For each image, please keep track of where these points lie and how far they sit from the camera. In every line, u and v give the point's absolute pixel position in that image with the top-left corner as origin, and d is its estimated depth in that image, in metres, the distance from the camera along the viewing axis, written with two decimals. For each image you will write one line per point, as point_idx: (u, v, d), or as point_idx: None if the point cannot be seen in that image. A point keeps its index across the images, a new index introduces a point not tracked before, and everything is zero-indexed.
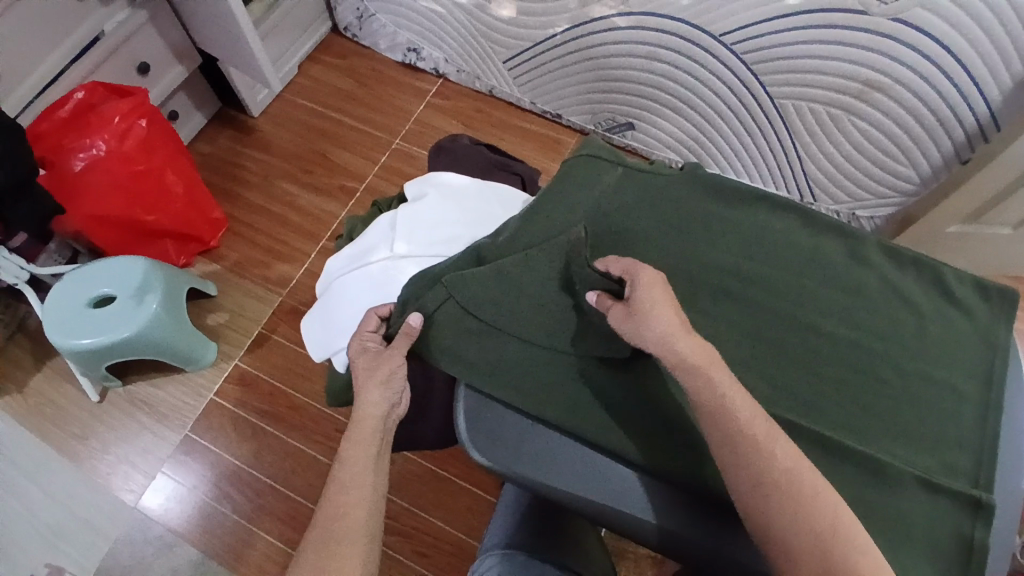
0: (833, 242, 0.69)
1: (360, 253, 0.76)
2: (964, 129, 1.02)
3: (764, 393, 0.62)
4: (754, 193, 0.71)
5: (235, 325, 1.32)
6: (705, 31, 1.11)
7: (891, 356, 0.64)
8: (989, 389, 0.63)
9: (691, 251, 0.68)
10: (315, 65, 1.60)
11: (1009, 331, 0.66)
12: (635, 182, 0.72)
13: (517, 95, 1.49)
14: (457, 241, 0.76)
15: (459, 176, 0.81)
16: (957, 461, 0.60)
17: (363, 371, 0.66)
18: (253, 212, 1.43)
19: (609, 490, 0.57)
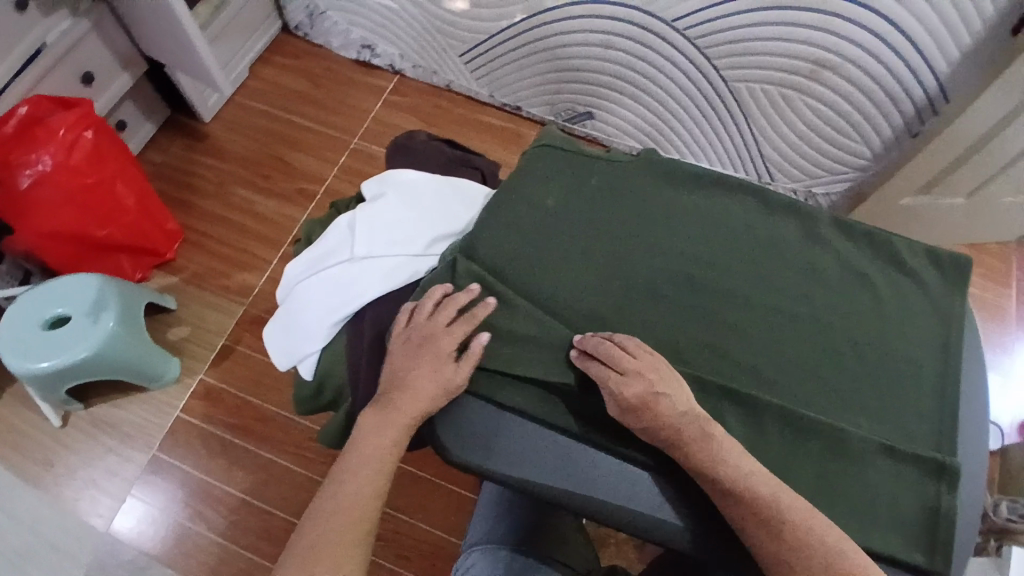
0: (791, 223, 0.70)
1: (320, 257, 0.75)
2: (914, 102, 1.06)
3: (734, 374, 0.63)
4: (713, 176, 0.72)
5: (198, 338, 1.29)
6: (660, 17, 1.12)
7: (852, 331, 0.66)
8: (946, 357, 0.66)
9: (655, 237, 0.69)
10: (267, 67, 1.56)
11: (963, 301, 0.68)
12: (597, 173, 0.72)
13: (476, 90, 1.48)
14: (421, 239, 0.75)
15: (418, 174, 0.80)
16: (919, 429, 0.63)
17: (415, 349, 0.63)
18: (209, 221, 1.39)
19: (582, 480, 0.59)
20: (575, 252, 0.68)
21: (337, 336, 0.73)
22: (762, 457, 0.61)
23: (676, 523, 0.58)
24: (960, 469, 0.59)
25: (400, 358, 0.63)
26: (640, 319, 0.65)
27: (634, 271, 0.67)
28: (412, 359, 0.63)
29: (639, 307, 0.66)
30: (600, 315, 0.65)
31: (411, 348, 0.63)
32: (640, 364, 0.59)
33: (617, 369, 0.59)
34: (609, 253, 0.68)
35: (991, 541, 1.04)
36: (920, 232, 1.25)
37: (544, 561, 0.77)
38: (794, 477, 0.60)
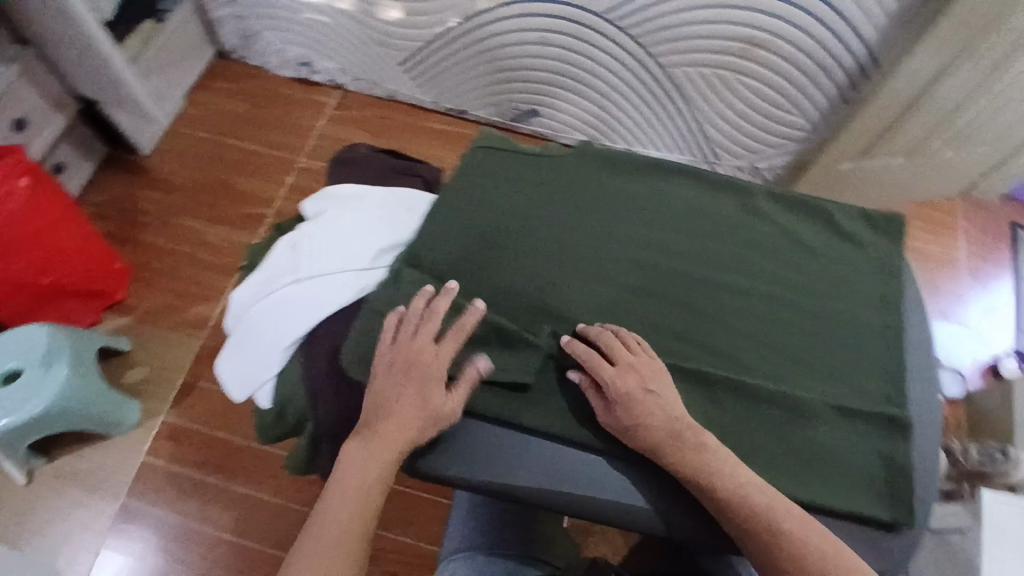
0: (729, 200, 0.72)
1: (265, 281, 0.75)
2: (845, 71, 1.09)
3: (686, 350, 0.64)
4: (650, 161, 0.73)
5: (159, 377, 1.26)
6: (592, 11, 1.14)
7: (802, 298, 0.67)
8: (889, 312, 0.67)
9: (598, 227, 0.69)
10: (203, 94, 1.53)
11: (900, 257, 0.70)
12: (536, 168, 0.73)
13: (418, 96, 1.47)
14: (365, 253, 0.76)
15: (355, 187, 0.81)
16: (871, 384, 0.64)
17: (399, 374, 0.60)
18: (158, 257, 1.36)
19: (549, 473, 0.60)
20: (519, 250, 0.68)
21: (290, 359, 0.74)
22: (722, 428, 0.62)
23: (643, 506, 0.59)
24: (911, 422, 0.62)
25: (384, 383, 0.60)
26: (592, 309, 0.66)
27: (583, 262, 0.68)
28: (399, 384, 0.60)
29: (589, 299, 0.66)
30: (551, 309, 0.66)
31: (396, 373, 0.60)
32: (636, 359, 0.61)
33: (612, 360, 0.60)
34: (558, 248, 0.68)
35: (964, 485, 1.07)
36: (863, 196, 1.28)
37: (529, 563, 0.77)
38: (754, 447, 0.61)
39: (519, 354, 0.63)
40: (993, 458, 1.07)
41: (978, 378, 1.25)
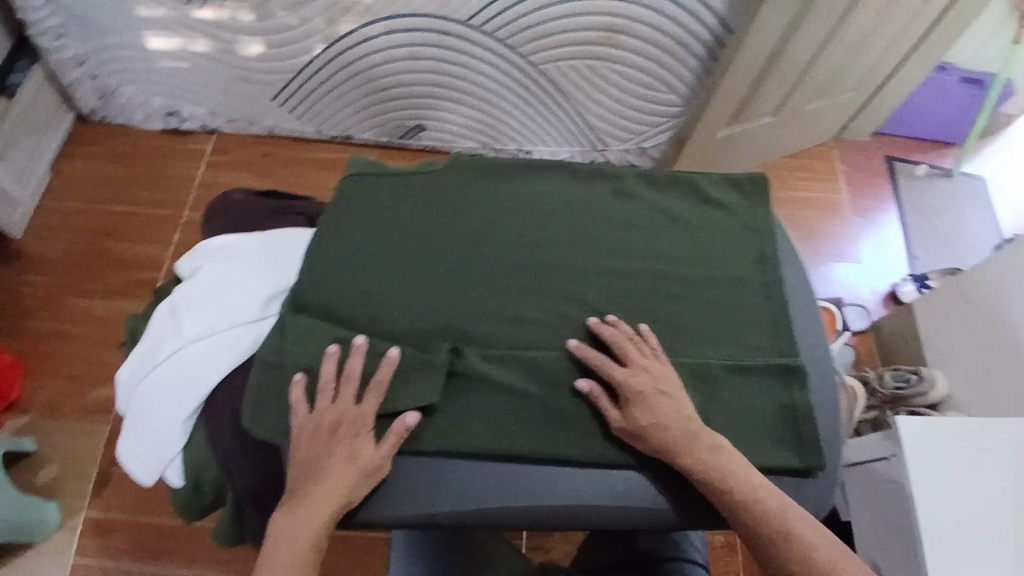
0: (602, 186, 0.73)
1: (150, 354, 0.71)
2: (702, 45, 1.15)
3: (580, 339, 0.65)
4: (521, 162, 0.73)
5: (72, 471, 1.16)
6: (455, 20, 1.15)
7: (688, 271, 0.69)
8: (765, 268, 0.69)
9: (478, 234, 0.69)
10: (69, 162, 1.43)
11: (768, 214, 0.72)
12: (408, 189, 0.71)
13: (300, 128, 1.42)
14: (247, 302, 0.73)
15: (230, 237, 0.78)
16: (761, 340, 0.66)
17: (321, 436, 0.59)
18: (49, 344, 1.26)
19: (487, 492, 0.59)
20: (403, 273, 0.66)
21: (194, 430, 0.71)
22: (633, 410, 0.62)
23: (580, 505, 0.59)
24: (804, 367, 0.64)
25: (308, 447, 0.59)
26: (488, 321, 0.65)
27: (470, 274, 0.67)
28: (326, 448, 0.58)
29: (480, 311, 0.65)
30: (446, 328, 0.64)
31: (321, 438, 0.59)
32: (647, 361, 0.62)
33: (624, 361, 0.62)
34: (445, 265, 0.67)
35: (887, 412, 1.13)
36: (741, 155, 1.35)
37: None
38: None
39: (418, 377, 0.61)
40: (908, 382, 1.12)
41: (880, 307, 1.33)
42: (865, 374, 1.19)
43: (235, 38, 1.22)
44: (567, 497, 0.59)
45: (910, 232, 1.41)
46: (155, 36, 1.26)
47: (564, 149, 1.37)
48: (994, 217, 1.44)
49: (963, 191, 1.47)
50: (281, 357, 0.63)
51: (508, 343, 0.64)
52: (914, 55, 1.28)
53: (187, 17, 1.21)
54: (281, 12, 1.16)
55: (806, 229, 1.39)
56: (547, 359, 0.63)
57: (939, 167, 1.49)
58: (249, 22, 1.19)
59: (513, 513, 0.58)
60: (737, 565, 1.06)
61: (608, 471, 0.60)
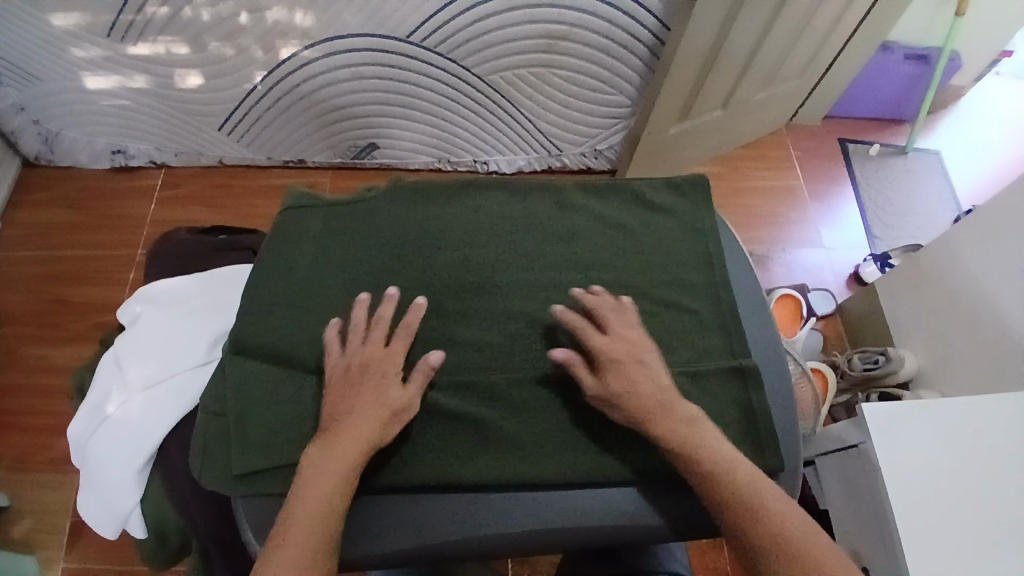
0: (542, 199, 0.72)
1: (96, 409, 0.68)
2: (643, 45, 1.17)
3: (533, 359, 0.63)
4: (458, 183, 0.72)
5: (45, 524, 1.10)
6: (394, 38, 1.13)
7: (634, 277, 0.68)
8: (711, 269, 0.69)
9: (420, 258, 0.67)
10: (19, 210, 1.38)
11: (710, 214, 0.72)
12: (347, 219, 0.70)
13: (251, 156, 1.39)
14: (193, 346, 0.70)
15: (171, 280, 0.75)
16: (713, 343, 0.65)
17: (353, 375, 0.58)
18: (11, 395, 1.20)
19: (455, 524, 0.56)
20: (349, 304, 0.64)
21: (149, 478, 0.68)
22: (595, 425, 0.60)
23: (554, 527, 0.56)
24: (757, 366, 0.64)
25: (339, 390, 0.58)
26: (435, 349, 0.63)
27: (413, 303, 0.65)
28: (352, 388, 0.58)
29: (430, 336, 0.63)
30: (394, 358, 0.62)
31: (354, 376, 0.59)
32: (628, 333, 0.62)
33: (604, 327, 0.62)
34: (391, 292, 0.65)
35: (869, 394, 1.13)
36: (694, 149, 1.36)
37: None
38: (616, 437, 0.60)
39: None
40: (877, 363, 1.12)
41: (845, 289, 1.34)
42: (835, 359, 1.19)
43: (171, 71, 1.20)
44: (539, 522, 0.56)
45: (868, 212, 1.42)
46: (91, 76, 1.23)
47: (519, 158, 1.38)
48: (950, 189, 1.45)
49: (918, 165, 1.48)
50: (224, 405, 0.59)
51: (458, 370, 0.62)
52: (853, 38, 1.30)
53: (121, 55, 1.18)
54: (215, 42, 1.15)
55: (764, 218, 1.40)
56: (505, 381, 0.61)
57: (891, 146, 1.51)
58: (185, 55, 1.17)
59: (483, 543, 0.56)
60: (723, 562, 1.06)
61: (572, 489, 0.58)
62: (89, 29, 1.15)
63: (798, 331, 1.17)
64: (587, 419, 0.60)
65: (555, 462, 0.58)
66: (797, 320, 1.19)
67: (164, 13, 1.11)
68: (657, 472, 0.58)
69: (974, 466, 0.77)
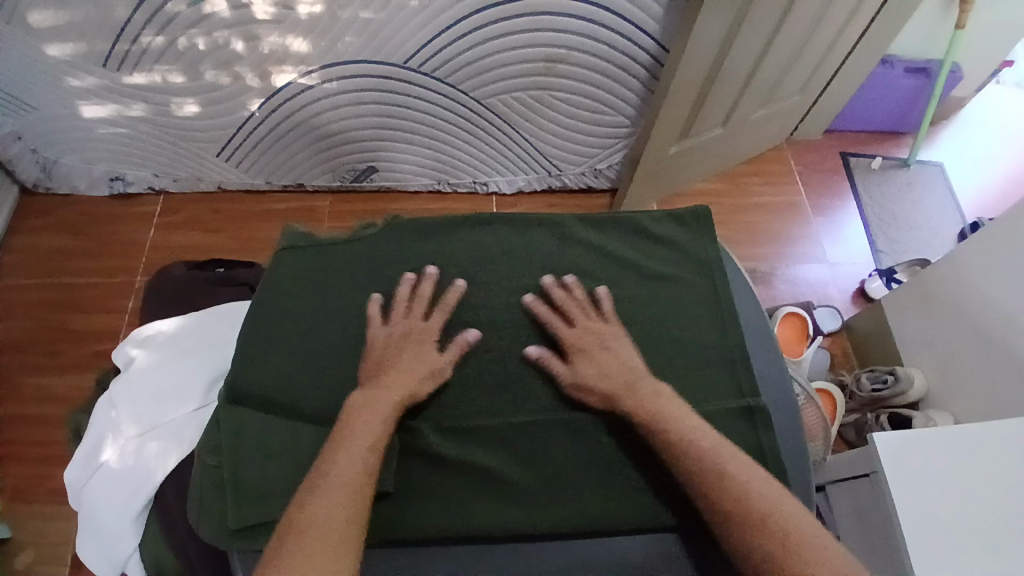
0: (543, 234, 0.71)
1: (92, 455, 0.67)
2: (643, 65, 1.16)
3: (536, 402, 0.61)
4: (457, 219, 0.71)
5: (46, 556, 1.08)
6: (392, 63, 1.13)
7: (638, 313, 0.67)
8: (719, 303, 0.68)
9: (419, 299, 0.66)
10: (17, 237, 1.38)
11: (715, 247, 0.71)
12: (346, 257, 0.69)
13: (249, 181, 1.38)
14: (190, 388, 0.69)
15: (167, 320, 0.74)
16: (719, 379, 0.64)
17: (396, 343, 0.61)
18: (11, 426, 1.19)
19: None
20: (347, 347, 0.63)
21: (147, 524, 0.66)
22: (602, 469, 0.59)
23: None
24: (766, 407, 0.62)
25: (382, 352, 0.60)
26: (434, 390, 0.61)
27: None
28: (397, 352, 0.60)
29: (452, 324, 0.65)
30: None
31: (395, 344, 0.61)
32: (592, 323, 0.63)
33: (567, 319, 0.64)
34: None
35: (876, 414, 1.12)
36: (695, 165, 1.35)
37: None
38: (618, 481, 0.58)
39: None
40: (886, 384, 1.11)
41: (850, 305, 1.32)
42: (842, 378, 1.18)
43: (168, 99, 1.20)
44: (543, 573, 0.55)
45: (871, 225, 1.40)
46: (88, 105, 1.23)
47: (519, 178, 1.37)
48: (953, 202, 1.44)
49: (922, 178, 1.47)
50: (220, 455, 0.58)
51: (459, 415, 0.60)
52: (853, 54, 1.29)
53: (118, 84, 1.18)
54: (210, 71, 1.14)
55: (767, 234, 1.39)
56: (508, 425, 0.60)
57: (893, 159, 1.49)
58: (181, 83, 1.17)
59: None
60: None
61: (578, 539, 0.57)
62: (86, 59, 1.14)
63: (804, 351, 1.16)
64: (593, 465, 0.59)
65: (558, 509, 0.57)
66: (804, 339, 1.17)
67: (160, 42, 1.11)
68: (672, 520, 0.57)
69: (987, 497, 0.75)
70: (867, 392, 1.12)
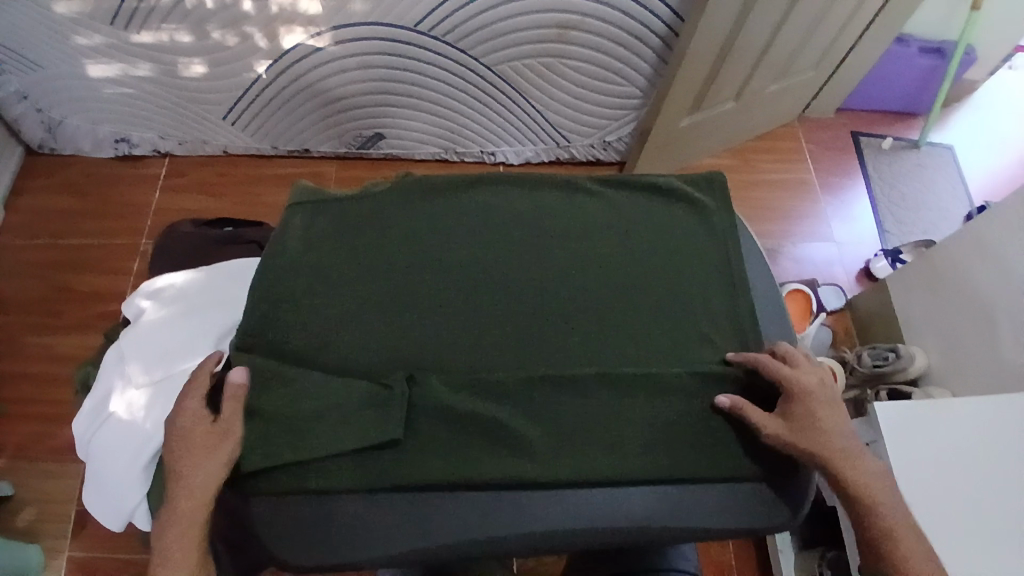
0: (556, 194, 0.70)
1: (99, 406, 0.67)
2: (656, 34, 1.15)
3: (545, 356, 0.61)
4: (469, 177, 0.71)
5: (51, 512, 1.09)
6: (402, 26, 1.12)
7: (650, 271, 0.66)
8: (730, 265, 0.67)
9: (431, 254, 0.65)
10: (21, 197, 1.37)
11: (729, 212, 0.71)
12: (357, 211, 0.68)
13: (255, 145, 1.37)
14: (200, 342, 0.69)
15: (177, 275, 0.74)
16: (724, 341, 0.63)
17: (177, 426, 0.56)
18: (17, 384, 1.19)
19: (474, 521, 0.53)
20: (357, 300, 0.63)
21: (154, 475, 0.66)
22: (613, 425, 0.57)
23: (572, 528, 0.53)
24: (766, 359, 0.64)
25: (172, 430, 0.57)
26: (444, 344, 0.61)
27: (425, 296, 0.63)
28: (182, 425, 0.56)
29: (467, 280, 0.64)
30: (402, 354, 0.60)
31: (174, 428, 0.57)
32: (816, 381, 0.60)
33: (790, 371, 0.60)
34: (402, 288, 0.63)
35: (871, 389, 1.12)
36: (704, 141, 1.35)
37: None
38: (630, 438, 0.57)
39: (367, 407, 0.56)
40: (886, 360, 1.11)
41: (854, 285, 1.32)
42: (843, 354, 1.18)
43: (175, 59, 1.19)
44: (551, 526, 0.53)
45: (880, 206, 1.40)
46: (94, 63, 1.21)
47: (527, 149, 1.36)
48: (962, 184, 1.43)
49: (932, 159, 1.46)
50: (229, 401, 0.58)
51: (467, 369, 0.60)
52: (869, 31, 1.28)
53: (125, 42, 1.17)
54: (218, 30, 1.13)
55: (776, 211, 1.38)
56: (519, 379, 0.59)
57: (904, 140, 1.48)
58: (189, 43, 1.16)
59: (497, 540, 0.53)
60: (729, 555, 1.07)
61: (584, 490, 0.55)
62: (92, 16, 1.13)
63: (808, 327, 1.17)
64: (604, 419, 0.57)
65: (570, 461, 0.55)
66: (809, 316, 1.19)
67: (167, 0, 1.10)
68: (681, 475, 0.56)
69: (984, 472, 0.75)
70: (866, 365, 1.12)
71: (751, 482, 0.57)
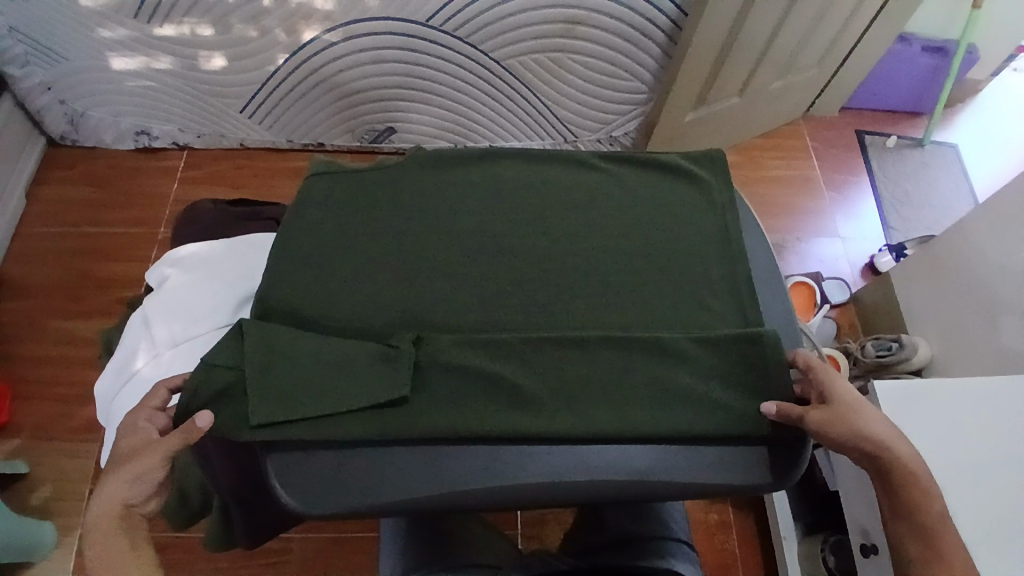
0: (561, 169, 0.73)
1: (121, 367, 0.71)
2: (662, 30, 1.18)
3: (549, 320, 0.63)
4: (478, 152, 0.73)
5: (66, 490, 1.12)
6: (414, 21, 1.15)
7: (651, 242, 0.68)
8: (730, 237, 0.69)
9: (441, 223, 0.68)
10: (43, 187, 1.41)
11: (729, 188, 0.73)
12: (369, 183, 0.71)
13: (271, 138, 1.41)
14: (218, 308, 0.72)
15: (197, 245, 0.77)
16: (724, 308, 0.65)
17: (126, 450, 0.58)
18: (35, 366, 1.22)
19: (483, 471, 0.55)
20: (370, 266, 0.66)
21: None
22: (613, 384, 0.60)
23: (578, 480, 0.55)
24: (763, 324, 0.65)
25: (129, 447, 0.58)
26: (453, 308, 0.63)
27: (434, 263, 0.66)
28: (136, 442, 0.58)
29: (475, 247, 0.67)
30: (414, 317, 0.63)
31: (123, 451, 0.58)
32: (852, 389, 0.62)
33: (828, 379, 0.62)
34: (412, 255, 0.66)
35: (870, 378, 1.12)
36: (709, 136, 1.37)
37: (457, 570, 0.71)
38: (629, 398, 0.59)
39: (380, 364, 0.59)
40: (890, 350, 1.12)
41: (858, 279, 1.34)
42: (846, 344, 1.18)
43: (196, 53, 1.23)
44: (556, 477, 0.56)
45: (884, 202, 1.42)
46: (117, 57, 1.26)
47: (535, 143, 1.39)
48: (967, 182, 1.45)
49: (936, 157, 1.48)
50: (240, 358, 0.60)
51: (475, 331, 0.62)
52: (872, 28, 1.30)
53: (148, 36, 1.21)
54: (238, 24, 1.17)
55: (780, 205, 1.40)
56: (525, 339, 0.61)
57: (908, 138, 1.50)
58: (210, 37, 1.20)
59: (506, 489, 0.55)
60: (732, 543, 1.08)
61: (587, 445, 0.57)
62: (118, 10, 1.17)
63: (813, 316, 1.19)
64: (605, 378, 0.60)
65: (573, 417, 0.57)
66: (812, 306, 1.20)
67: None
68: (682, 432, 0.57)
69: (982, 448, 0.76)
70: (868, 355, 1.12)
71: (752, 440, 0.59)
